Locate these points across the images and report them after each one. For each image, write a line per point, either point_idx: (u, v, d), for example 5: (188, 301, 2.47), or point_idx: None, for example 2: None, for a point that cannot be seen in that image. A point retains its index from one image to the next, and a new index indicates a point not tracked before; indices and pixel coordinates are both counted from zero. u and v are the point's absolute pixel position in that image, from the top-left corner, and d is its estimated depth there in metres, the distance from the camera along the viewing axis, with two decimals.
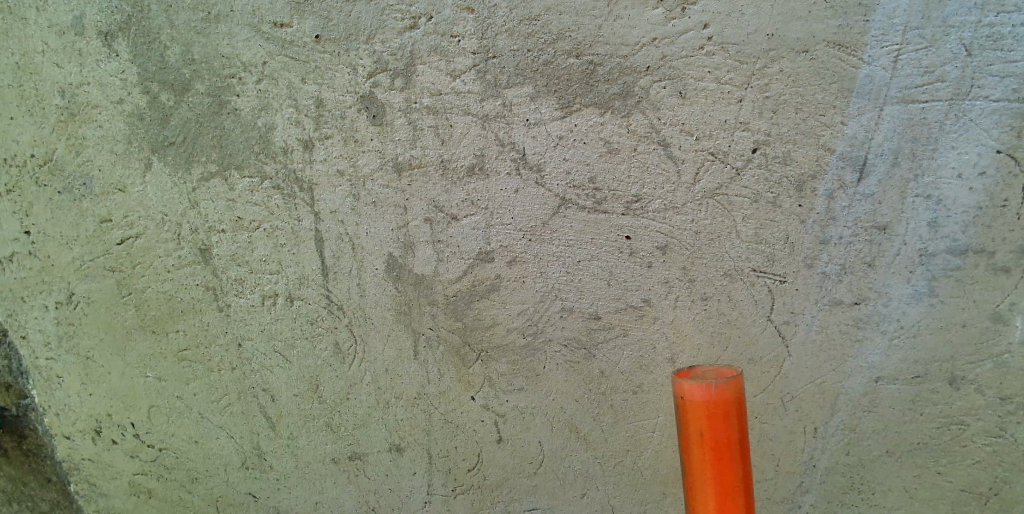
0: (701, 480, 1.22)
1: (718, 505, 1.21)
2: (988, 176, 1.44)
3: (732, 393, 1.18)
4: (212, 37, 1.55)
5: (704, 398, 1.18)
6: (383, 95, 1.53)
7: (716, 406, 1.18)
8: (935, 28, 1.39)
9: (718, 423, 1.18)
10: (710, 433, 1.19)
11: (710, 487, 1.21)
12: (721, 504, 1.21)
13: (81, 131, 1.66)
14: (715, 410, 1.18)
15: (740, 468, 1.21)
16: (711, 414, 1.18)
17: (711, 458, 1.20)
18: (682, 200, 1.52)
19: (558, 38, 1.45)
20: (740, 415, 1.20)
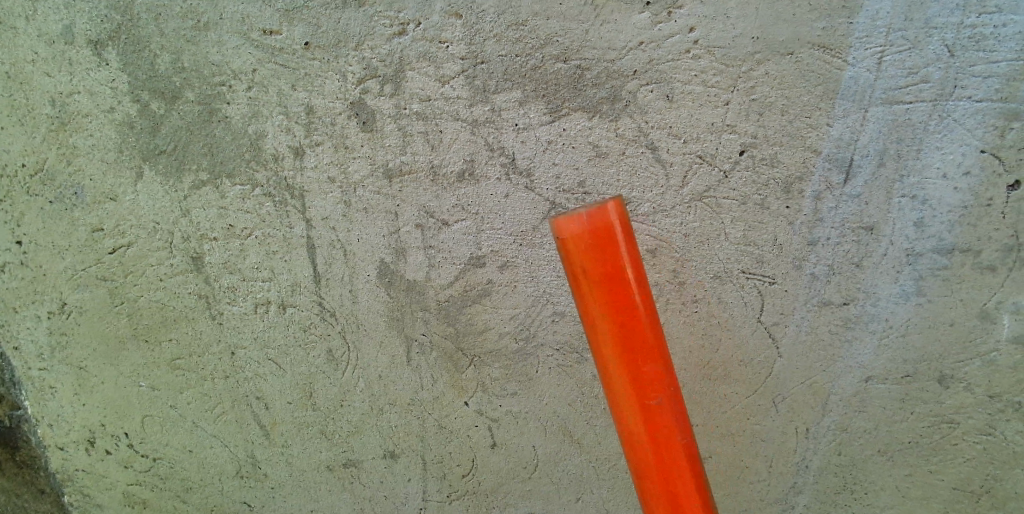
0: (596, 317, 1.03)
1: (618, 342, 1.04)
2: (972, 175, 1.45)
3: (612, 217, 0.98)
4: (202, 45, 1.56)
5: (581, 230, 0.97)
6: (373, 101, 1.54)
7: (596, 235, 0.98)
8: (919, 29, 1.40)
9: (604, 257, 0.99)
10: (592, 264, 0.99)
11: (614, 333, 1.03)
12: (626, 348, 1.04)
13: (72, 140, 1.66)
14: (596, 239, 0.98)
15: (642, 307, 1.02)
16: (593, 245, 0.98)
17: (609, 298, 1.01)
18: (671, 203, 1.53)
19: (546, 43, 1.46)
20: (632, 242, 1.00)
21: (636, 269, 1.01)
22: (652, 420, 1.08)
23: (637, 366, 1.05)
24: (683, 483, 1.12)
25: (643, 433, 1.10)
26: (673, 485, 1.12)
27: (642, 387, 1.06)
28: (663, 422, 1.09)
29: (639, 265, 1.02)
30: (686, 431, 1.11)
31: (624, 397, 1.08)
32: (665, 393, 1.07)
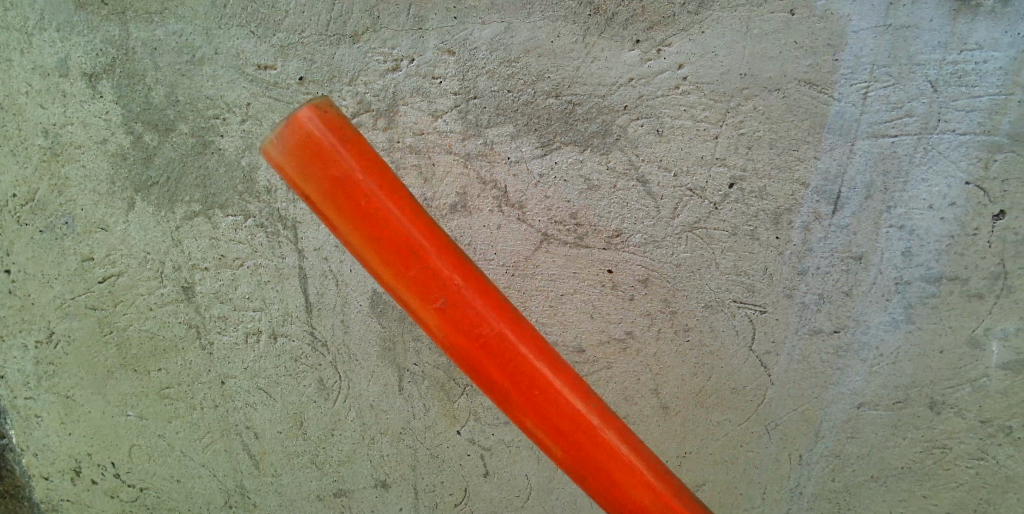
0: (348, 234, 0.97)
1: (381, 250, 0.96)
2: (958, 206, 1.47)
3: (311, 125, 0.93)
4: (196, 79, 1.57)
5: (281, 154, 0.94)
6: (366, 135, 1.55)
7: (303, 152, 0.94)
8: (902, 65, 1.42)
9: (330, 168, 0.94)
10: (312, 180, 0.95)
11: (365, 233, 0.96)
12: (395, 258, 0.97)
13: (64, 171, 1.66)
14: (304, 155, 0.94)
15: (385, 199, 0.95)
16: (305, 162, 0.94)
17: (342, 204, 0.95)
18: (662, 233, 1.55)
19: (538, 79, 1.48)
20: (334, 145, 0.94)
21: (363, 160, 0.95)
22: (454, 322, 0.98)
23: (408, 272, 0.97)
24: (528, 370, 1.00)
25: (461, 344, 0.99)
26: (521, 385, 1.00)
27: (426, 292, 0.97)
28: (472, 322, 0.98)
29: (366, 154, 0.96)
30: (506, 317, 1.00)
31: (408, 306, 0.99)
32: (448, 277, 0.97)
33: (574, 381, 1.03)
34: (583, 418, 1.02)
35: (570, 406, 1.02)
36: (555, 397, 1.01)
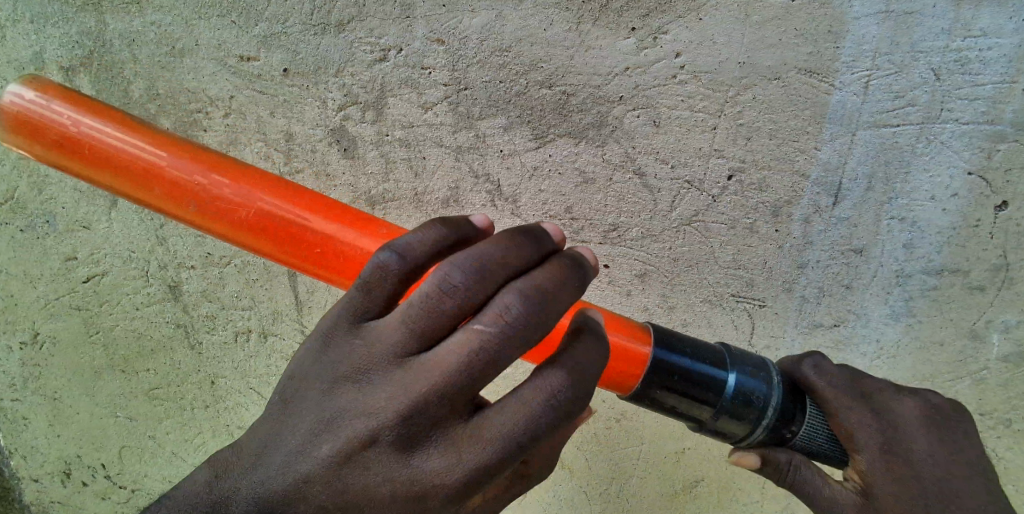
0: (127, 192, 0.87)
1: (159, 195, 0.86)
2: (961, 197, 1.44)
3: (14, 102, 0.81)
4: (178, 71, 1.52)
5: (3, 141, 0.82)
6: (354, 128, 1.51)
7: (24, 131, 0.82)
8: (904, 53, 1.38)
9: (27, 130, 0.82)
10: (55, 154, 0.84)
11: (102, 177, 0.85)
12: (180, 198, 0.86)
13: (43, 169, 1.61)
14: (27, 132, 0.82)
15: (126, 138, 0.84)
16: (32, 137, 0.82)
17: (95, 165, 0.84)
18: (659, 227, 1.51)
19: (530, 69, 1.44)
20: (52, 104, 0.82)
21: (84, 110, 0.83)
22: (269, 239, 0.88)
23: (197, 207, 0.86)
24: (360, 261, 0.89)
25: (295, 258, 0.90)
26: (346, 270, 0.90)
27: (229, 218, 0.87)
28: (283, 230, 0.87)
29: (91, 105, 0.85)
30: (319, 213, 0.89)
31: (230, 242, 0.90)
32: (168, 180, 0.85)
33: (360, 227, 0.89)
34: None
35: None
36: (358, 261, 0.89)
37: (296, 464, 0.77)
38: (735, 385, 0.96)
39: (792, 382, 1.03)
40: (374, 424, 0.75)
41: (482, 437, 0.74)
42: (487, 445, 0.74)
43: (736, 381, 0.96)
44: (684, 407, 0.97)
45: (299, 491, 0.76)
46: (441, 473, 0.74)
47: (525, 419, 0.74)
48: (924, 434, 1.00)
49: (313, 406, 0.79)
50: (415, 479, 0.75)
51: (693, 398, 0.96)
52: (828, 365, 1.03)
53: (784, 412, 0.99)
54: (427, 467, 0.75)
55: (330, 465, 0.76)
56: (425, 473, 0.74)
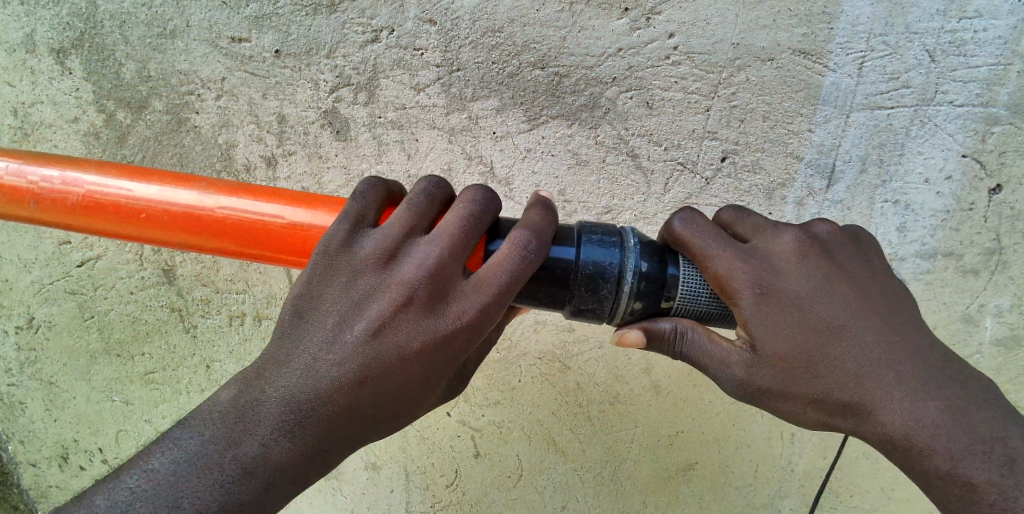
0: None
1: (6, 199, 1.02)
2: (954, 180, 1.44)
3: None
4: (169, 53, 1.51)
5: None
6: (347, 110, 1.50)
7: None
8: (899, 35, 1.38)
9: None
10: None
11: None
12: (19, 198, 1.01)
13: (35, 152, 1.61)
14: None
15: None
16: None
17: None
18: (653, 210, 1.51)
19: (522, 50, 1.43)
20: None
21: None
22: (94, 213, 1.00)
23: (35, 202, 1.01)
24: (167, 213, 0.98)
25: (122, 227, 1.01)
26: (163, 224, 0.99)
27: (61, 203, 1.00)
28: (101, 201, 0.99)
29: None
30: (129, 177, 1.00)
31: (74, 226, 1.03)
32: (120, 203, 0.99)
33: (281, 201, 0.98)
34: (223, 216, 0.97)
35: (204, 213, 0.98)
36: (285, 235, 0.98)
37: (332, 336, 0.83)
38: (586, 259, 0.93)
39: (654, 247, 0.97)
40: (398, 286, 0.84)
41: (486, 277, 0.84)
42: (491, 290, 0.84)
43: (588, 254, 0.93)
44: (549, 295, 0.94)
45: (344, 356, 0.82)
46: (463, 312, 0.84)
47: (515, 264, 0.85)
48: (804, 274, 0.90)
49: (337, 297, 0.85)
50: (441, 321, 0.83)
51: (551, 283, 0.94)
52: (699, 219, 0.94)
53: (644, 279, 0.93)
54: (449, 310, 0.84)
55: (366, 328, 0.83)
56: (448, 315, 0.83)
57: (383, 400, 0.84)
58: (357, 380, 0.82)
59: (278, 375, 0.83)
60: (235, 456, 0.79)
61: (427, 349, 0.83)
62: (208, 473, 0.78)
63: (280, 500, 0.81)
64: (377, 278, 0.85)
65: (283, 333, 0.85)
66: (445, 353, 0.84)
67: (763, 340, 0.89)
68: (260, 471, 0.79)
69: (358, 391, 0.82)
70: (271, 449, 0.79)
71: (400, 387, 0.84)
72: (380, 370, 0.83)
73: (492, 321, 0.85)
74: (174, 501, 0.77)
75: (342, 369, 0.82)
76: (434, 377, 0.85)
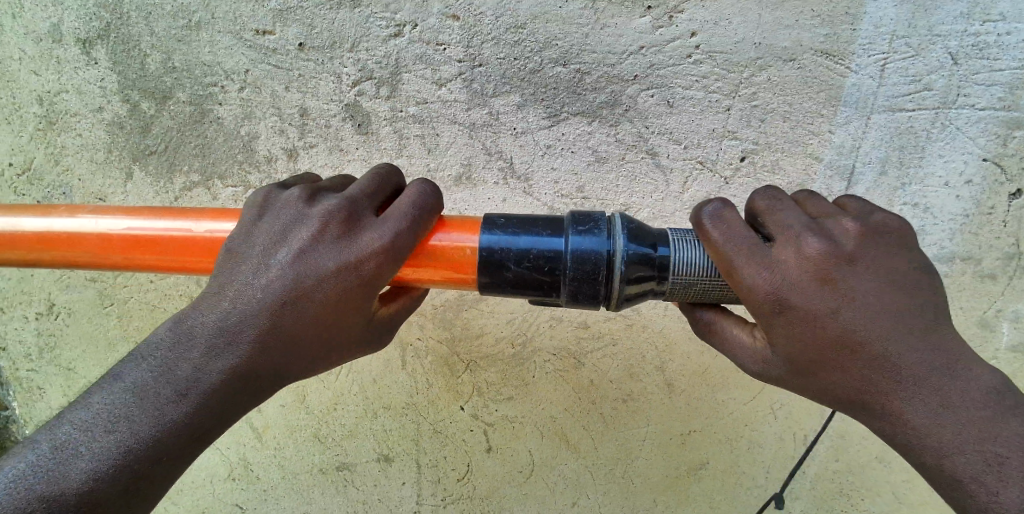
0: None
1: None
2: (975, 184, 1.43)
3: None
4: (193, 45, 1.52)
5: None
6: (368, 104, 1.51)
7: None
8: (922, 37, 1.37)
9: None
10: None
11: None
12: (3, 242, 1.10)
13: (60, 140, 1.63)
14: None
15: None
16: None
17: None
18: (672, 208, 1.51)
19: (544, 46, 1.44)
20: None
21: None
22: (64, 249, 1.08)
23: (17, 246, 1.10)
24: (122, 241, 1.05)
25: (89, 258, 1.09)
26: (120, 250, 1.06)
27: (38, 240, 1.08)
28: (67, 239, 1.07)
29: None
30: (90, 212, 1.07)
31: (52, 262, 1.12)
32: (60, 233, 1.07)
33: (203, 219, 1.04)
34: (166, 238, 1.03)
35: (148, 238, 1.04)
36: (207, 247, 1.03)
37: (258, 268, 0.91)
38: (577, 242, 0.95)
39: (643, 229, 1.00)
40: (314, 219, 0.94)
41: (390, 215, 0.95)
42: (391, 223, 0.94)
43: (577, 238, 0.96)
44: (548, 285, 0.97)
45: (266, 284, 0.89)
46: (371, 242, 0.92)
47: (409, 204, 0.96)
48: (820, 282, 0.87)
49: (269, 232, 0.95)
50: (347, 250, 0.92)
51: (549, 272, 0.96)
52: (730, 214, 0.94)
53: (639, 258, 0.96)
54: (358, 241, 0.92)
55: (286, 262, 0.91)
56: (357, 245, 0.92)
57: (305, 325, 0.90)
58: (280, 304, 0.88)
59: (214, 303, 0.89)
60: (169, 379, 0.83)
61: (338, 275, 0.90)
62: (145, 398, 0.82)
63: (215, 423, 0.85)
64: (294, 221, 0.95)
65: (210, 268, 0.94)
66: (355, 280, 0.91)
67: (777, 340, 0.90)
68: (194, 391, 0.83)
69: (282, 314, 0.88)
70: (204, 369, 0.85)
71: (320, 312, 0.90)
72: (298, 295, 0.89)
73: (400, 251, 0.94)
74: (108, 425, 0.80)
75: (265, 295, 0.89)
76: (348, 306, 0.92)
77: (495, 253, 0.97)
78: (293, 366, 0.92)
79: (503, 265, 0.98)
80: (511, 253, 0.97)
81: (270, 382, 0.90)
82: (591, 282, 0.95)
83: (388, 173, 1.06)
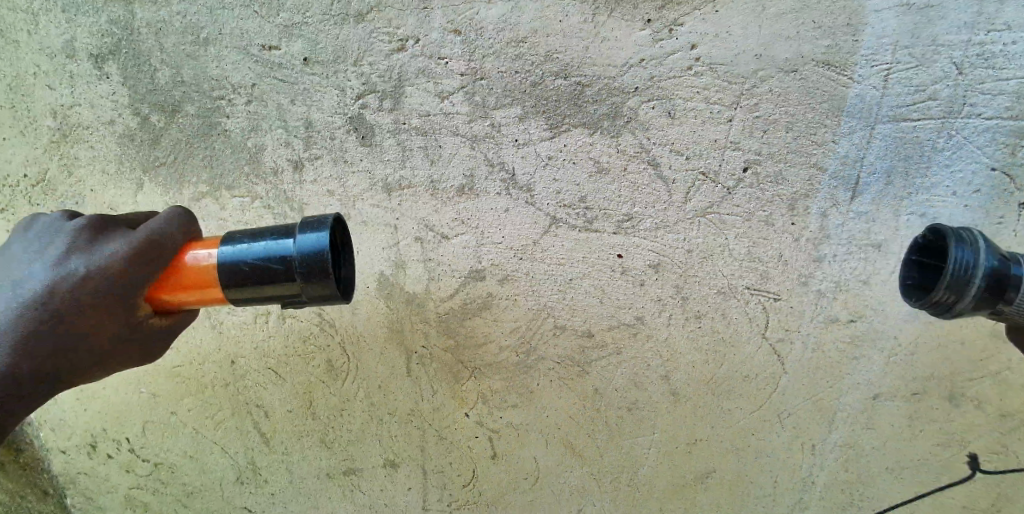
0: None
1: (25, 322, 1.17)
2: (983, 194, 1.42)
3: None
4: (201, 60, 1.55)
5: None
6: (372, 116, 1.53)
7: None
8: (925, 47, 1.36)
9: None
10: None
11: None
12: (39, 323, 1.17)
13: (74, 152, 1.67)
14: None
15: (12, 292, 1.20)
16: None
17: None
18: (673, 218, 1.52)
19: (546, 60, 1.44)
20: None
21: None
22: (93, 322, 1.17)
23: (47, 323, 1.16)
24: None
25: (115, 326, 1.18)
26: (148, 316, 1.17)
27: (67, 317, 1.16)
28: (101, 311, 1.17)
29: None
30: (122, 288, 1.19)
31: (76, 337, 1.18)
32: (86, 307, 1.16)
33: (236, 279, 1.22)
34: None
35: None
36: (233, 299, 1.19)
37: (20, 282, 1.18)
38: (302, 243, 1.19)
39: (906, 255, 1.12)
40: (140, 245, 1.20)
41: (141, 229, 1.22)
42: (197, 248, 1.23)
43: (305, 237, 1.20)
44: (279, 280, 1.22)
45: (31, 289, 1.16)
46: (145, 263, 1.16)
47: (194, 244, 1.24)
48: None
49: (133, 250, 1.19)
50: (98, 257, 1.18)
51: (278, 271, 1.21)
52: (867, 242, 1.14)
53: None
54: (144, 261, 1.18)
55: (49, 272, 1.17)
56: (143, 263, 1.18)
57: (73, 319, 1.16)
58: (42, 306, 1.15)
59: (6, 313, 1.15)
60: None
61: (85, 275, 1.16)
62: None
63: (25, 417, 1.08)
64: (46, 240, 1.23)
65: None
66: (111, 277, 1.17)
67: None
68: None
69: (45, 315, 1.15)
70: None
71: (89, 307, 1.16)
72: (53, 296, 1.15)
73: (150, 253, 1.20)
74: None
75: (31, 298, 1.16)
76: (103, 302, 1.17)
77: (229, 260, 1.23)
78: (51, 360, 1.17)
79: (237, 267, 1.22)
80: (245, 256, 1.23)
81: (58, 373, 1.14)
82: (316, 279, 1.19)
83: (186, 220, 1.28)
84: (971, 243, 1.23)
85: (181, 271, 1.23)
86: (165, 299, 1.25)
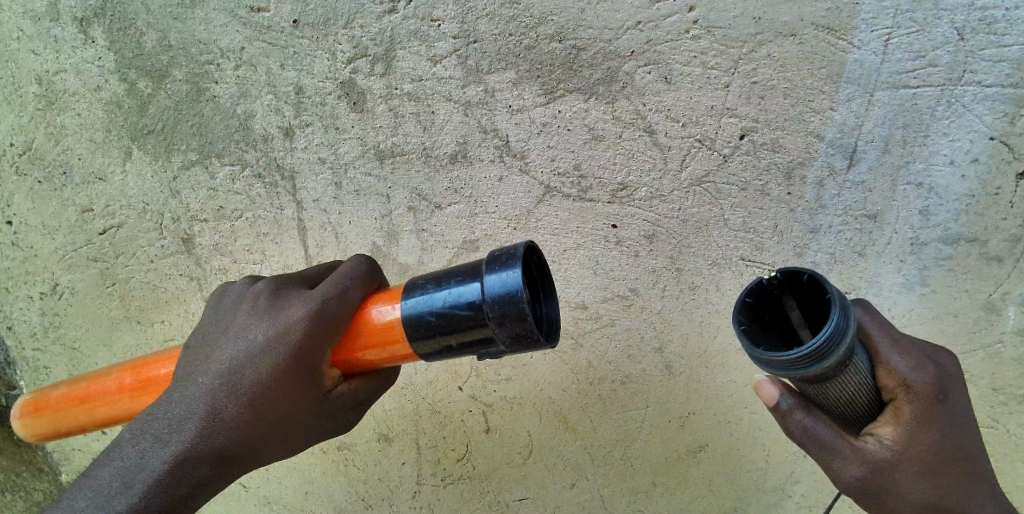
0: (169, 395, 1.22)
1: None
2: (981, 163, 1.40)
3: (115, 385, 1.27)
4: (189, 23, 1.52)
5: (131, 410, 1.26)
6: (363, 81, 1.51)
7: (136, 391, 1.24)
8: (926, 10, 1.32)
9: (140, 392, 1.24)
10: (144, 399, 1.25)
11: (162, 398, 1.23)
12: None
13: (60, 120, 1.64)
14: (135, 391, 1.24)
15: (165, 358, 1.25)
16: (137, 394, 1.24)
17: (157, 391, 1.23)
18: (669, 187, 1.50)
19: (540, 22, 1.41)
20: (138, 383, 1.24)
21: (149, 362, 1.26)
22: None
23: None
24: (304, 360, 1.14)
25: None
26: None
27: None
28: None
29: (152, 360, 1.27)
30: None
31: None
32: None
33: (381, 302, 1.11)
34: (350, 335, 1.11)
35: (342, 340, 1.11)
36: (386, 328, 1.09)
37: (208, 354, 1.08)
38: (493, 283, 0.97)
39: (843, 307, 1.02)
40: (269, 297, 1.10)
41: (320, 288, 1.08)
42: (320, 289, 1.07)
43: (496, 276, 0.97)
44: (471, 329, 1.01)
45: (215, 369, 1.06)
46: (295, 317, 1.05)
47: (325, 284, 1.08)
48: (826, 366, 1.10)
49: (259, 309, 1.09)
50: (281, 320, 1.05)
51: (467, 317, 1.00)
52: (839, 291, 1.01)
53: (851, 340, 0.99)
54: (285, 315, 1.06)
55: (229, 349, 1.06)
56: (282, 319, 1.05)
57: (246, 401, 1.04)
58: (224, 385, 1.04)
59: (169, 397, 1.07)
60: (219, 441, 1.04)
61: (267, 348, 1.04)
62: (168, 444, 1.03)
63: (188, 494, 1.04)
64: (235, 307, 1.13)
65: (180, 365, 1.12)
66: (283, 350, 1.03)
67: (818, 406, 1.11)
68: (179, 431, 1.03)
69: (227, 392, 1.04)
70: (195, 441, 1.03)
71: (258, 384, 1.03)
72: (238, 374, 1.04)
73: (328, 317, 1.06)
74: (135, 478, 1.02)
75: (211, 380, 1.05)
76: (293, 377, 1.04)
77: (413, 313, 1.06)
78: (253, 437, 1.06)
79: (422, 320, 1.05)
80: (428, 306, 1.04)
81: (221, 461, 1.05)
82: (512, 323, 0.95)
83: (358, 272, 1.12)
84: (842, 302, 0.99)
85: (366, 326, 1.11)
86: (352, 360, 1.13)
